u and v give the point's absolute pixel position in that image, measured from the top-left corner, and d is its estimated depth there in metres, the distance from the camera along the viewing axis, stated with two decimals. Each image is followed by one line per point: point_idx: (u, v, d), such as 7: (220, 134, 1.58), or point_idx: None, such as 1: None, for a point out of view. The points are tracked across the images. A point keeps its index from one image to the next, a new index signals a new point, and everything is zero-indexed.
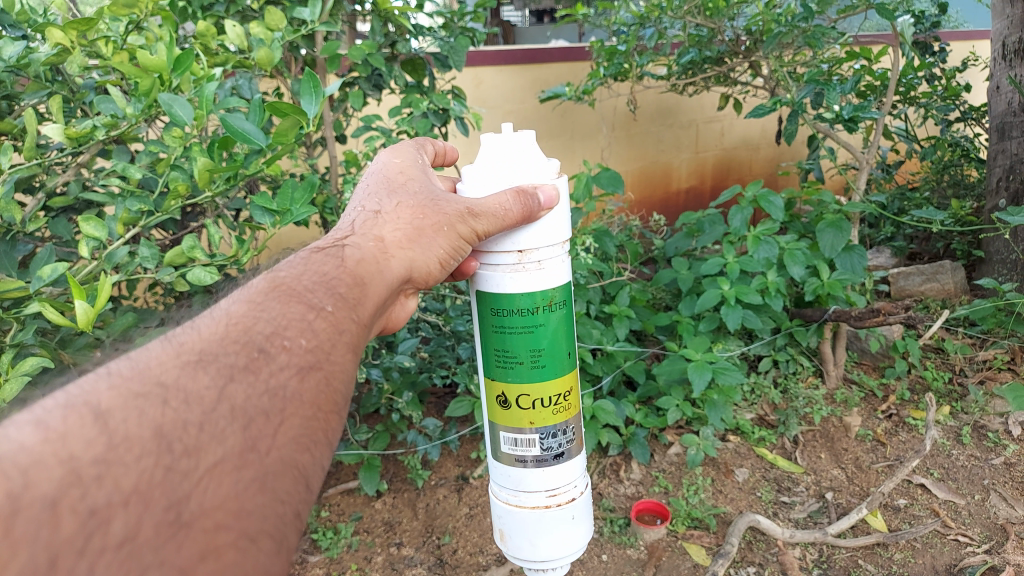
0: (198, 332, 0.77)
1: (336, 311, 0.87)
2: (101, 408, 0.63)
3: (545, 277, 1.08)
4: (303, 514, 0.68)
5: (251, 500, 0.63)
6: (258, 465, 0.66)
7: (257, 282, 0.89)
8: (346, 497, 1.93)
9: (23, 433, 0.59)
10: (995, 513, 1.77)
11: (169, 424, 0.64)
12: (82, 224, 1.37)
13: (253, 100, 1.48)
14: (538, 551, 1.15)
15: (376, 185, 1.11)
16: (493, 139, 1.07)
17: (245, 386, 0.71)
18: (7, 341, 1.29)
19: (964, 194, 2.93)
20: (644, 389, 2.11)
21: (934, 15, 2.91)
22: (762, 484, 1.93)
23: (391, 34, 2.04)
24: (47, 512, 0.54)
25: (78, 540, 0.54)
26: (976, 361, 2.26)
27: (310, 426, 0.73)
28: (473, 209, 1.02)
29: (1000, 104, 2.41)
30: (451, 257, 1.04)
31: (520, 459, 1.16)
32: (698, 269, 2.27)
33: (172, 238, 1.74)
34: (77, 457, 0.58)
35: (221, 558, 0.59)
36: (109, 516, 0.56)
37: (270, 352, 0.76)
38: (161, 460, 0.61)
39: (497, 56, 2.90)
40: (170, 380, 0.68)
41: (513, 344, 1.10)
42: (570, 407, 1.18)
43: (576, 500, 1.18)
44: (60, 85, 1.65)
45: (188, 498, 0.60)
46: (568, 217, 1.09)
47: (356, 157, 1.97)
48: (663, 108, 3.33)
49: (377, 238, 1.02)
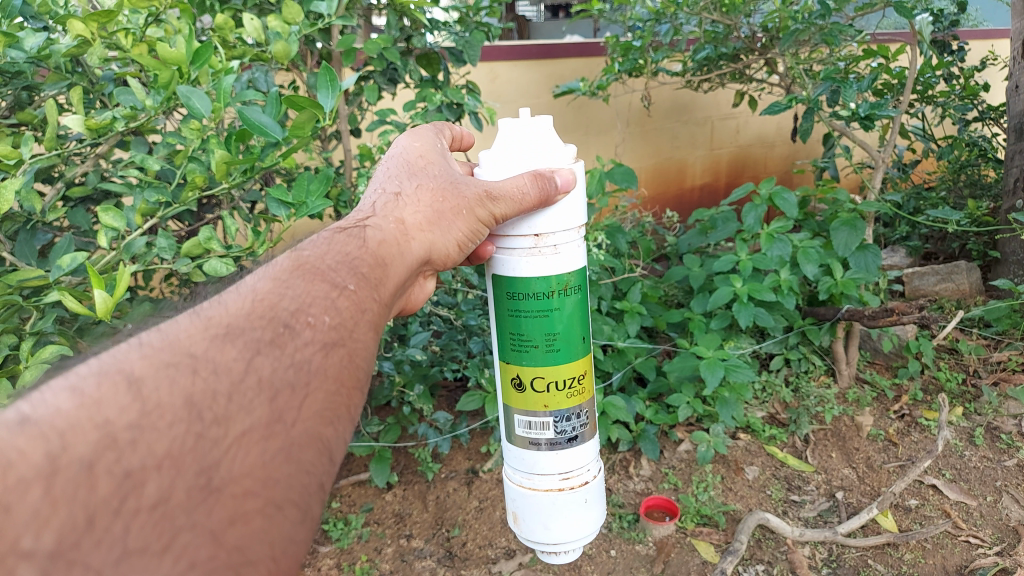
0: (224, 307, 0.78)
1: (358, 291, 0.88)
2: (134, 376, 0.65)
3: (561, 262, 1.09)
4: (327, 486, 0.70)
5: (278, 470, 0.65)
6: (284, 436, 0.67)
7: (281, 260, 0.90)
8: (357, 489, 1.94)
9: (60, 399, 0.61)
10: (1006, 515, 1.76)
11: (199, 394, 0.65)
12: (101, 214, 1.38)
13: (270, 92, 1.49)
14: (551, 534, 1.17)
15: (397, 168, 1.12)
16: (511, 125, 1.07)
17: (272, 359, 0.72)
18: (26, 330, 1.31)
19: (981, 195, 2.91)
20: (654, 386, 2.11)
21: (953, 13, 2.89)
22: (772, 481, 1.93)
23: (407, 29, 2.05)
24: (84, 473, 0.56)
25: (114, 500, 0.56)
26: (990, 362, 2.25)
27: (333, 401, 0.74)
28: (491, 193, 1.03)
29: (1018, 103, 2.39)
30: (468, 240, 1.07)
31: (534, 442, 1.17)
32: (710, 266, 2.27)
33: (188, 229, 1.76)
34: (111, 423, 0.60)
35: (249, 523, 0.60)
36: (142, 479, 0.58)
37: (294, 327, 0.77)
38: (192, 428, 0.63)
39: (512, 51, 2.91)
40: (199, 352, 0.70)
41: (528, 328, 1.11)
42: (585, 392, 1.18)
43: (590, 484, 1.19)
44: (80, 77, 1.67)
45: (218, 465, 0.62)
46: (584, 202, 1.09)
47: (371, 151, 1.97)
48: (678, 105, 3.32)
49: (398, 220, 1.03)
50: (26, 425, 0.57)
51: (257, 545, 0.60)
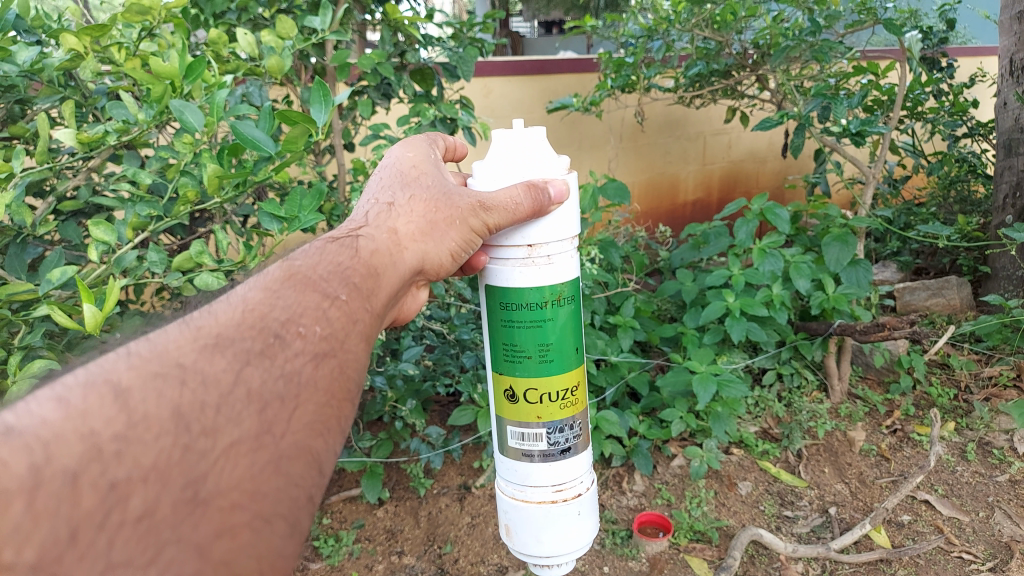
0: (214, 317, 0.77)
1: (350, 300, 0.88)
2: (121, 387, 0.64)
3: (555, 273, 1.09)
4: (316, 498, 0.70)
5: (266, 482, 0.65)
6: (273, 448, 0.67)
7: (273, 270, 0.89)
8: (348, 505, 1.93)
9: (45, 408, 0.60)
10: (999, 530, 1.76)
11: (187, 405, 0.65)
12: (92, 228, 1.38)
13: (263, 107, 1.49)
14: (543, 547, 1.15)
15: (389, 178, 1.11)
16: (505, 136, 1.07)
17: (261, 370, 0.72)
18: (15, 344, 1.30)
19: (971, 210, 2.93)
20: (647, 400, 2.11)
21: (942, 31, 2.92)
22: (765, 497, 1.92)
23: (401, 43, 2.05)
24: (68, 486, 0.55)
25: (97, 514, 0.55)
26: (981, 377, 2.25)
27: (323, 413, 0.74)
28: (485, 203, 1.03)
29: (1007, 120, 2.41)
30: (462, 249, 1.05)
31: (526, 454, 1.16)
32: (703, 280, 2.27)
33: (180, 243, 1.75)
34: (97, 433, 0.59)
35: (236, 537, 0.60)
36: (128, 491, 0.57)
37: (285, 338, 0.76)
38: (179, 440, 0.62)
39: (505, 67, 2.92)
40: (189, 362, 0.69)
41: (521, 338, 1.11)
42: (577, 404, 1.18)
43: (582, 496, 1.18)
44: (72, 91, 1.67)
45: (205, 477, 0.61)
46: (577, 213, 1.10)
47: (364, 166, 1.98)
48: (670, 120, 3.34)
49: (391, 230, 1.03)
50: (9, 436, 0.57)
51: (242, 560, 0.60)
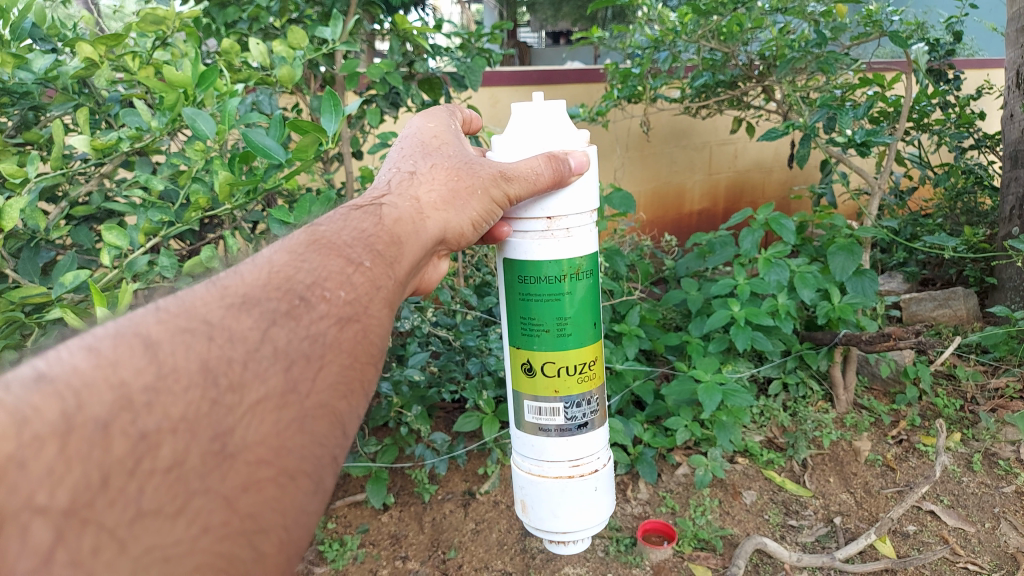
0: (241, 276, 0.79)
1: (374, 266, 0.89)
2: (151, 339, 0.66)
3: (573, 246, 1.11)
4: (340, 458, 0.73)
5: (292, 439, 0.67)
6: (300, 406, 0.69)
7: (296, 233, 0.91)
8: (353, 509, 1.94)
9: (76, 357, 0.61)
10: (1005, 541, 1.76)
11: (215, 360, 0.66)
12: (104, 233, 1.41)
13: (274, 116, 1.51)
14: (559, 522, 1.18)
15: (410, 147, 1.15)
16: (524, 109, 1.10)
17: (287, 329, 0.73)
18: (29, 345, 1.34)
19: (978, 222, 2.93)
20: (652, 409, 2.11)
21: (949, 42, 2.92)
22: (769, 506, 1.93)
23: (409, 54, 2.09)
24: (100, 434, 0.57)
25: (129, 460, 0.57)
26: (988, 389, 2.26)
27: (347, 374, 0.77)
28: (506, 173, 1.06)
29: (1014, 132, 2.42)
30: (482, 219, 1.07)
31: (543, 428, 1.18)
32: (708, 290, 2.28)
33: (189, 249, 1.78)
34: (128, 384, 0.60)
35: (261, 491, 0.63)
36: (158, 441, 0.59)
37: (310, 300, 0.78)
38: (207, 393, 0.64)
39: (511, 77, 2.97)
40: (216, 319, 0.71)
41: (540, 312, 1.13)
42: (596, 379, 1.20)
43: (599, 472, 1.21)
44: (86, 97, 1.71)
45: (233, 431, 0.63)
46: (597, 187, 1.12)
47: (370, 172, 1.98)
48: (676, 130, 3.37)
49: (414, 198, 1.04)
50: (42, 381, 0.58)
51: (269, 513, 0.63)
